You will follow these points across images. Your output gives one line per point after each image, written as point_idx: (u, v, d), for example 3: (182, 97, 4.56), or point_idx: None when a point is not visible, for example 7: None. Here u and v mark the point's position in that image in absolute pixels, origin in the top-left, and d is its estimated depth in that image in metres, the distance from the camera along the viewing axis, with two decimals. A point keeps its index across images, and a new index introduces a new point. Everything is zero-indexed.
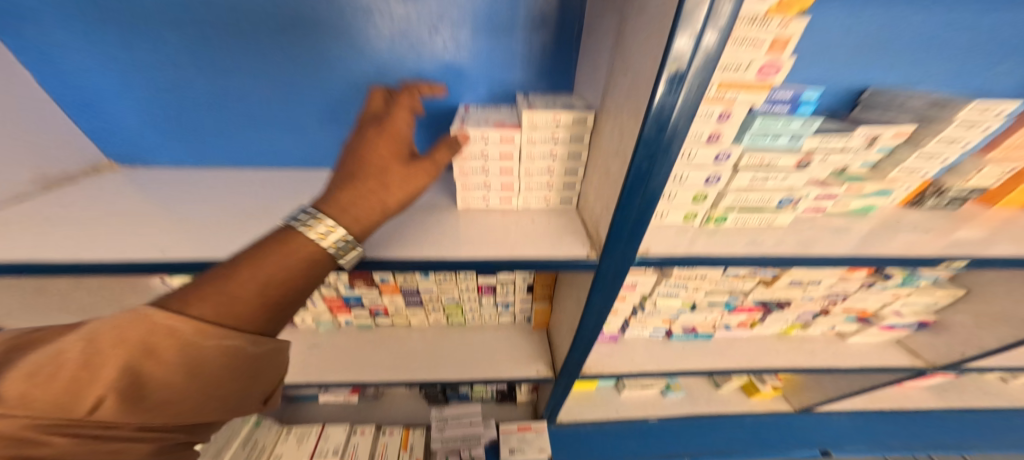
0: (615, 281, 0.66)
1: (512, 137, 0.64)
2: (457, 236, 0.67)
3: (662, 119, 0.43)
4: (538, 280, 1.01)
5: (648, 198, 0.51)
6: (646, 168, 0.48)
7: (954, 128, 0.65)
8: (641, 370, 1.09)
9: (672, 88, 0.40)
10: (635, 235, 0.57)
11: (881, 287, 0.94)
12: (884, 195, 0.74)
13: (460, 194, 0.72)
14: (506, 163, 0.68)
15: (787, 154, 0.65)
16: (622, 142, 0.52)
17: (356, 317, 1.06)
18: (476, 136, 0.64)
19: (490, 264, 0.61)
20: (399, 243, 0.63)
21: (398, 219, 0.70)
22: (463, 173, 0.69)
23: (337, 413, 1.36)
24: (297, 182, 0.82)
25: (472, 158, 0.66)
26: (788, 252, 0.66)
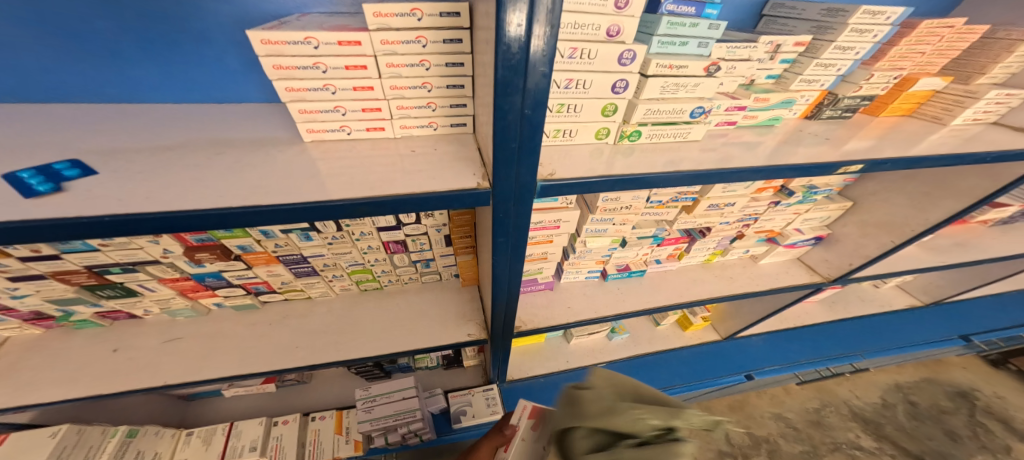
0: (517, 218, 0.57)
1: (357, 40, 0.48)
2: (311, 173, 0.51)
3: (512, 68, 0.37)
4: (455, 230, 0.91)
5: (518, 148, 0.46)
6: (521, 45, 0.35)
7: (847, 35, 0.62)
8: (576, 317, 1.06)
9: (515, 41, 0.35)
10: (521, 179, 0.51)
11: (785, 205, 0.98)
12: (786, 106, 0.71)
13: (300, 120, 0.54)
14: (360, 78, 0.52)
15: (695, 59, 0.57)
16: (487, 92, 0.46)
17: (230, 298, 0.86)
18: (298, 38, 0.46)
19: (349, 206, 0.47)
20: (217, 185, 0.46)
21: (224, 157, 0.52)
22: (293, 92, 0.50)
23: (251, 407, 1.19)
24: (75, 118, 0.59)
25: (302, 72, 0.49)
26: (701, 167, 0.61)
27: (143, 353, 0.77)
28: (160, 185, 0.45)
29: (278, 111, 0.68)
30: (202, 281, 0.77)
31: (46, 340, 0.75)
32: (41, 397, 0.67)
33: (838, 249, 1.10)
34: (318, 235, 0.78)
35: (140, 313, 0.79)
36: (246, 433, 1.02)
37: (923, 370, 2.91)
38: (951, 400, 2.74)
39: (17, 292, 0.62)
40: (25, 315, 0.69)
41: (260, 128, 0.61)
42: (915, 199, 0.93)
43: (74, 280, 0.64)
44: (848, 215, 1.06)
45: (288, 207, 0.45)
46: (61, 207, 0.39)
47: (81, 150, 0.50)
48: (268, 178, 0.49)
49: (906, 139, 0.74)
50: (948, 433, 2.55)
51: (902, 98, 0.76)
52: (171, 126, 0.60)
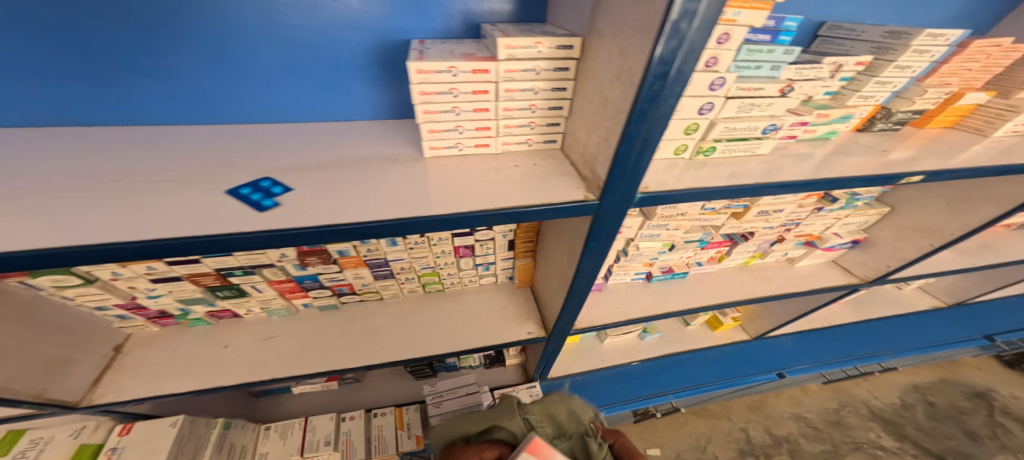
0: (614, 222, 0.63)
1: (486, 69, 0.55)
2: (439, 187, 0.58)
3: (652, 94, 0.43)
4: (519, 234, 0.97)
5: (640, 159, 0.51)
6: (669, 71, 0.41)
7: (908, 55, 0.68)
8: (627, 316, 1.12)
9: (661, 67, 0.40)
10: (630, 185, 0.56)
11: (828, 211, 1.04)
12: (845, 121, 0.77)
13: (426, 139, 0.61)
14: (480, 101, 0.58)
15: (770, 81, 0.64)
16: (607, 113, 0.51)
17: (317, 298, 0.93)
18: (441, 68, 0.53)
19: (480, 217, 0.54)
20: (376, 200, 0.53)
21: (360, 173, 0.58)
22: (428, 115, 0.58)
23: (314, 405, 1.26)
24: (220, 139, 0.64)
25: (438, 96, 0.56)
26: (772, 179, 0.68)
27: (248, 350, 0.85)
28: (328, 200, 0.51)
29: (387, 129, 0.73)
30: (300, 283, 0.86)
31: (161, 336, 0.82)
32: (171, 388, 0.75)
33: (873, 252, 1.16)
34: (402, 241, 0.85)
35: (242, 312, 0.87)
36: (317, 427, 1.11)
37: (938, 369, 2.95)
38: (969, 400, 2.77)
39: (154, 291, 0.69)
40: (151, 313, 0.76)
41: (376, 145, 0.67)
42: (952, 205, 0.99)
43: (204, 282, 0.72)
44: (884, 220, 1.12)
45: (432, 219, 0.52)
46: (284, 220, 0.46)
47: (244, 169, 0.55)
48: (406, 192, 0.56)
49: (952, 150, 0.80)
50: (967, 433, 2.58)
51: (949, 111, 0.82)
52: (308, 146, 0.64)
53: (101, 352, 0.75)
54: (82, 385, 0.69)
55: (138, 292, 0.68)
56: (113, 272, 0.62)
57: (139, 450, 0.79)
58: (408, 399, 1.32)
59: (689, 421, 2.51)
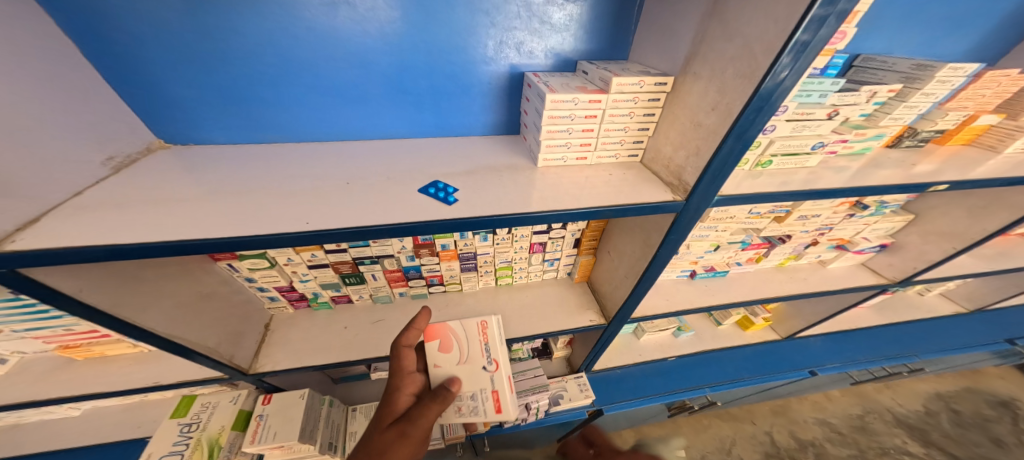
0: (692, 220, 0.76)
1: (598, 100, 0.72)
2: (553, 190, 0.74)
3: (761, 104, 0.56)
4: (586, 232, 1.11)
5: (729, 165, 0.65)
6: (773, 93, 0.55)
7: (932, 84, 0.82)
8: (676, 308, 1.25)
9: (769, 90, 0.54)
10: (713, 186, 0.69)
11: (859, 217, 1.17)
12: (877, 139, 0.92)
13: (544, 152, 0.78)
14: (589, 123, 0.76)
15: (820, 107, 0.79)
16: (707, 126, 0.65)
17: (413, 288, 1.09)
18: (568, 98, 0.71)
19: (594, 212, 0.70)
20: (515, 198, 0.71)
21: (494, 178, 0.76)
22: (550, 133, 0.75)
23: (385, 390, 1.40)
24: (385, 150, 0.86)
25: (560, 119, 0.73)
26: (816, 187, 0.82)
27: (364, 330, 1.03)
28: (486, 197, 0.70)
29: (497, 143, 0.93)
30: (406, 272, 1.02)
31: (297, 317, 1.04)
32: (312, 358, 0.94)
33: (901, 255, 1.28)
34: (492, 237, 1.00)
35: (354, 299, 1.07)
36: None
37: (963, 379, 2.98)
38: (994, 409, 2.80)
39: (304, 277, 0.93)
40: (292, 296, 0.99)
41: (494, 156, 0.86)
42: (972, 212, 1.11)
43: (342, 269, 0.93)
44: (910, 225, 1.25)
45: (556, 213, 0.68)
46: (464, 210, 0.66)
47: (418, 173, 0.76)
48: (531, 194, 0.72)
49: (967, 163, 0.93)
50: (994, 441, 2.60)
51: (967, 130, 0.96)
52: (449, 156, 0.85)
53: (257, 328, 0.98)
54: (248, 354, 0.91)
55: (294, 277, 0.92)
56: (287, 258, 0.85)
57: (281, 417, 0.98)
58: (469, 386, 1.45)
59: (713, 424, 2.55)
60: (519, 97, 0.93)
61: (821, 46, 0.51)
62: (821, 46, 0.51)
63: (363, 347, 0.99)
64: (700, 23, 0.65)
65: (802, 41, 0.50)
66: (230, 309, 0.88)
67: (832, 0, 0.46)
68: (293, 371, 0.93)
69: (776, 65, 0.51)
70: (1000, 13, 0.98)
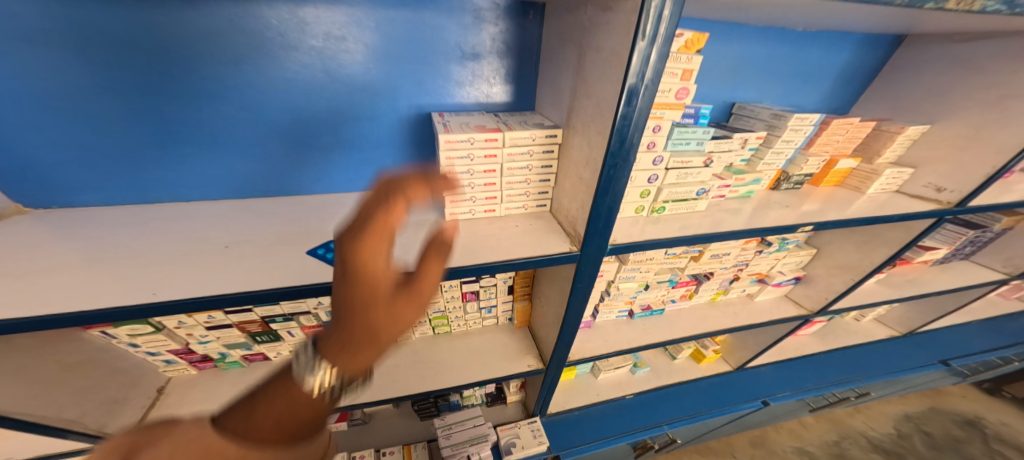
0: (593, 266, 0.81)
1: (494, 154, 0.77)
2: (453, 245, 0.77)
3: (614, 161, 0.66)
4: (518, 280, 1.10)
5: (609, 214, 0.73)
6: (617, 148, 0.64)
7: (788, 132, 1.00)
8: (614, 347, 1.27)
9: (616, 148, 0.64)
10: (604, 233, 0.76)
11: (767, 252, 1.27)
12: (756, 183, 1.07)
13: (449, 208, 0.83)
14: (490, 178, 0.81)
15: (696, 155, 0.91)
16: (585, 176, 0.73)
17: None
18: (461, 154, 0.75)
19: (492, 266, 0.72)
20: (410, 257, 0.73)
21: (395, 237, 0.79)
22: (452, 190, 0.80)
23: (329, 443, 1.42)
24: (294, 207, 0.89)
25: (459, 176, 0.78)
26: (705, 229, 0.91)
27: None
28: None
29: None
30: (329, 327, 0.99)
31: (199, 378, 0.98)
32: None
33: (814, 286, 1.37)
34: None
35: (271, 356, 1.02)
36: (372, 448, 1.32)
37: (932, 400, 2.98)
38: (962, 429, 2.80)
39: (204, 338, 0.87)
40: (195, 358, 0.94)
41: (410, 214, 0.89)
42: (859, 246, 1.23)
43: (248, 328, 0.88)
44: (816, 259, 1.36)
45: (453, 270, 0.69)
46: None
47: (319, 235, 0.79)
48: (430, 251, 0.75)
49: (838, 204, 1.06)
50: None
51: (831, 173, 1.13)
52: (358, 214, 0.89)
53: (149, 393, 0.91)
54: (127, 422, 0.85)
55: (192, 338, 0.86)
56: (178, 322, 0.80)
57: None
58: (418, 438, 1.47)
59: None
60: (432, 147, 1.00)
61: (646, 109, 0.60)
62: (648, 104, 0.60)
63: None
64: (573, 82, 0.75)
65: (628, 105, 0.59)
66: (110, 377, 0.83)
67: (639, 74, 0.56)
68: None
69: (614, 134, 0.62)
70: (845, 70, 1.19)
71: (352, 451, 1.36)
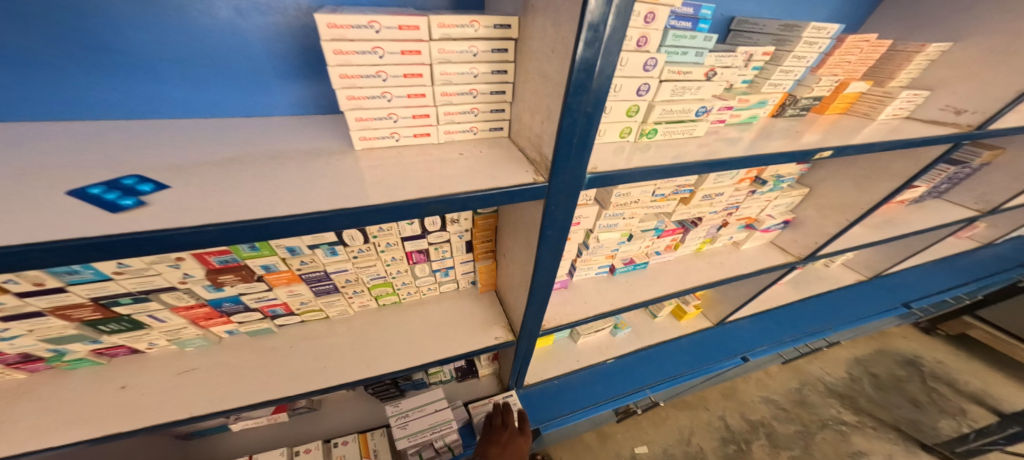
0: (567, 205, 0.60)
1: (417, 49, 0.50)
2: (362, 171, 0.53)
3: (594, 37, 0.40)
4: (477, 235, 0.90)
5: (588, 128, 0.49)
6: (599, 11, 0.39)
7: (801, 46, 0.80)
8: (592, 307, 1.11)
9: (597, 12, 0.39)
10: (581, 157, 0.53)
11: (760, 194, 1.14)
12: (762, 106, 0.88)
13: (353, 126, 0.54)
14: (414, 86, 0.53)
15: (696, 65, 0.71)
16: (550, 74, 0.48)
17: (243, 323, 0.83)
18: (365, 50, 0.48)
19: (415, 204, 0.48)
20: (280, 194, 0.46)
21: (264, 170, 0.50)
22: (353, 101, 0.51)
23: (268, 437, 1.22)
24: (106, 133, 0.59)
25: (364, 80, 0.50)
26: (704, 156, 0.72)
27: (153, 388, 0.74)
28: (221, 197, 0.44)
29: (307, 123, 0.71)
30: (217, 307, 0.75)
31: (35, 383, 0.73)
32: (51, 442, 0.64)
33: (803, 230, 1.26)
34: (343, 249, 0.75)
35: (142, 348, 0.78)
36: (317, 440, 1.14)
37: (892, 334, 2.98)
38: (903, 369, 2.72)
39: (6, 333, 0.61)
40: (11, 359, 0.67)
41: (295, 141, 0.60)
42: (858, 182, 1.10)
43: (76, 315, 0.63)
44: (806, 200, 1.24)
45: (351, 210, 0.45)
46: (156, 219, 0.39)
47: (106, 166, 0.47)
48: (319, 185, 0.48)
49: (845, 130, 0.91)
50: (911, 400, 2.50)
51: (840, 98, 0.95)
52: (188, 144, 0.57)
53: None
54: None
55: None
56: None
57: None
58: (376, 422, 1.30)
59: (671, 415, 2.32)
60: None
61: None
62: None
63: (154, 410, 0.71)
64: None
65: None
66: None
67: None
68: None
69: None
70: None
71: (294, 445, 1.17)
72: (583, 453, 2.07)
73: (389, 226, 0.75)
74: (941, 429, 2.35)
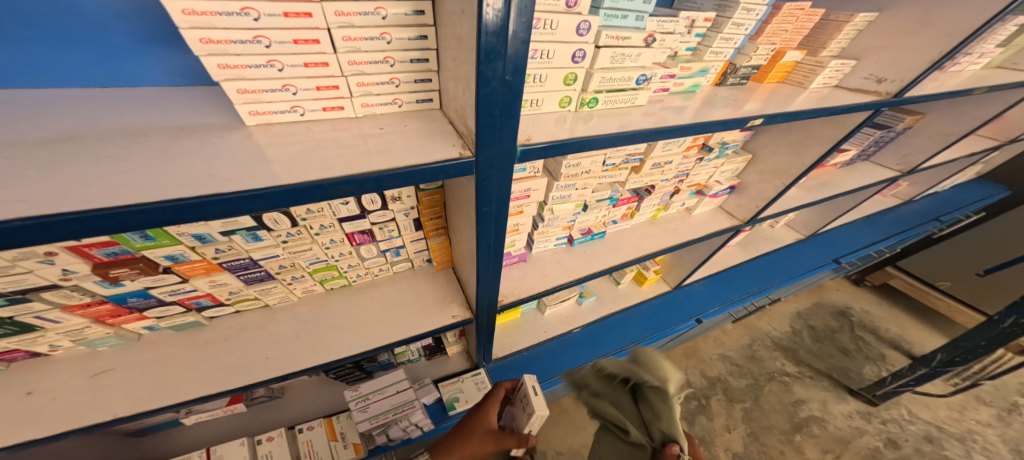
0: (501, 179, 0.58)
1: (307, 11, 0.43)
2: (263, 147, 0.48)
3: None
4: (425, 212, 0.87)
5: (507, 97, 0.46)
6: None
7: (739, 13, 0.80)
8: (550, 278, 1.14)
9: None
10: (506, 129, 0.51)
11: (708, 161, 1.18)
12: (703, 74, 0.89)
13: (234, 98, 0.46)
14: (311, 53, 0.47)
15: (636, 30, 0.69)
16: (464, 38, 0.43)
17: (161, 318, 0.73)
18: (231, 10, 0.40)
19: (326, 184, 0.44)
20: (158, 174, 0.40)
21: (141, 148, 0.44)
22: (227, 70, 0.44)
23: (228, 428, 1.19)
24: None
25: (238, 46, 0.43)
26: (643, 125, 0.73)
27: (67, 392, 0.69)
28: (82, 180, 0.38)
29: (191, 93, 0.60)
30: (121, 303, 0.64)
31: None
32: None
33: (748, 195, 1.33)
34: (268, 234, 0.67)
35: (45, 350, 0.71)
36: (280, 429, 1.13)
37: (829, 288, 3.29)
38: (836, 320, 3.02)
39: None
40: None
41: (183, 115, 0.53)
42: (793, 147, 1.16)
43: None
44: (750, 166, 1.30)
45: (247, 193, 0.40)
46: None
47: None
48: (211, 162, 0.44)
49: (781, 98, 0.94)
50: (841, 349, 2.81)
51: (778, 67, 0.98)
52: (29, 117, 0.48)
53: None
54: None
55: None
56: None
57: None
58: (342, 405, 1.30)
59: None
60: None
61: None
62: None
63: (72, 415, 0.66)
64: None
65: None
66: None
67: None
68: None
69: None
70: None
71: (256, 434, 1.16)
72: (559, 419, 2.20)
73: (319, 207, 0.70)
74: (866, 373, 2.64)
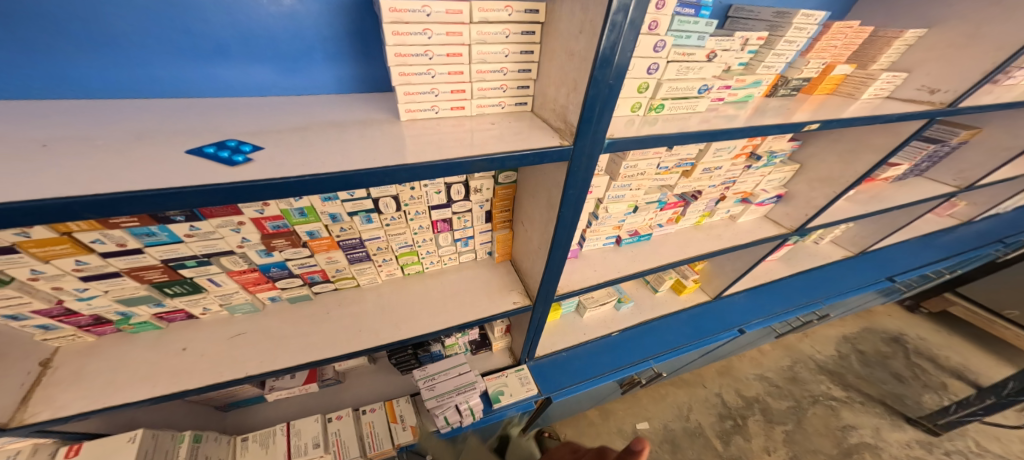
0: (588, 167, 0.68)
1: (459, 31, 0.58)
2: (407, 140, 0.59)
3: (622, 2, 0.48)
4: (496, 205, 0.98)
5: (609, 96, 0.57)
6: None
7: (792, 32, 0.88)
8: (601, 274, 1.20)
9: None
10: (601, 124, 0.61)
11: (755, 169, 1.24)
12: (756, 86, 0.97)
13: (403, 100, 0.62)
14: (455, 64, 0.61)
15: (699, 47, 0.79)
16: (580, 52, 0.56)
17: (285, 290, 0.91)
18: (416, 30, 0.55)
19: (463, 165, 0.56)
20: (350, 155, 0.53)
21: (331, 136, 0.58)
22: (403, 76, 0.59)
23: (301, 407, 1.31)
24: (175, 110, 0.62)
25: (413, 58, 0.58)
26: (706, 128, 0.81)
27: (210, 349, 0.82)
28: (306, 157, 0.52)
29: (355, 100, 0.75)
30: (266, 272, 0.83)
31: (101, 346, 0.80)
32: (128, 395, 0.72)
33: (794, 203, 1.36)
34: (377, 217, 0.83)
35: (196, 313, 0.86)
36: (347, 409, 1.22)
37: (878, 313, 3.14)
38: (888, 345, 2.86)
39: (86, 293, 0.67)
40: (83, 321, 0.74)
41: (342, 114, 0.66)
42: (842, 156, 1.20)
43: (147, 276, 0.69)
44: (797, 175, 1.34)
45: (409, 169, 0.52)
46: (260, 173, 0.46)
47: (200, 132, 0.55)
48: (376, 148, 0.56)
49: (832, 108, 1.00)
50: (895, 376, 2.65)
51: (828, 79, 1.04)
52: (260, 115, 0.63)
53: (25, 367, 0.72)
54: (9, 403, 0.65)
55: (67, 294, 0.66)
56: (32, 271, 0.59)
57: None
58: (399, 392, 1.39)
59: (670, 393, 2.43)
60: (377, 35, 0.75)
61: None
62: None
63: (216, 368, 0.79)
64: None
65: None
66: None
67: None
68: (97, 413, 0.70)
69: None
70: None
71: (325, 413, 1.25)
72: (587, 429, 2.19)
73: (419, 195, 0.83)
74: (924, 402, 2.48)
